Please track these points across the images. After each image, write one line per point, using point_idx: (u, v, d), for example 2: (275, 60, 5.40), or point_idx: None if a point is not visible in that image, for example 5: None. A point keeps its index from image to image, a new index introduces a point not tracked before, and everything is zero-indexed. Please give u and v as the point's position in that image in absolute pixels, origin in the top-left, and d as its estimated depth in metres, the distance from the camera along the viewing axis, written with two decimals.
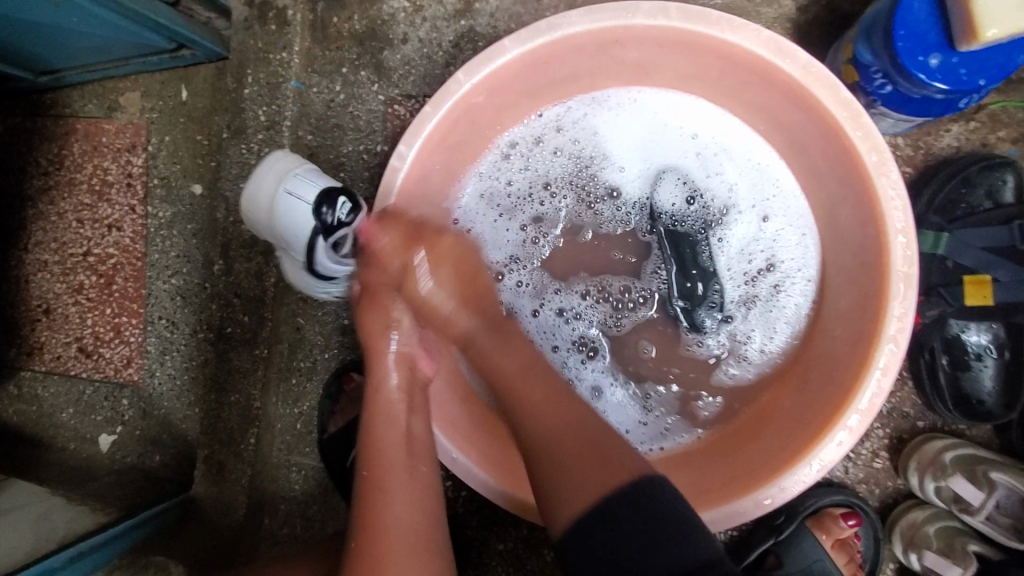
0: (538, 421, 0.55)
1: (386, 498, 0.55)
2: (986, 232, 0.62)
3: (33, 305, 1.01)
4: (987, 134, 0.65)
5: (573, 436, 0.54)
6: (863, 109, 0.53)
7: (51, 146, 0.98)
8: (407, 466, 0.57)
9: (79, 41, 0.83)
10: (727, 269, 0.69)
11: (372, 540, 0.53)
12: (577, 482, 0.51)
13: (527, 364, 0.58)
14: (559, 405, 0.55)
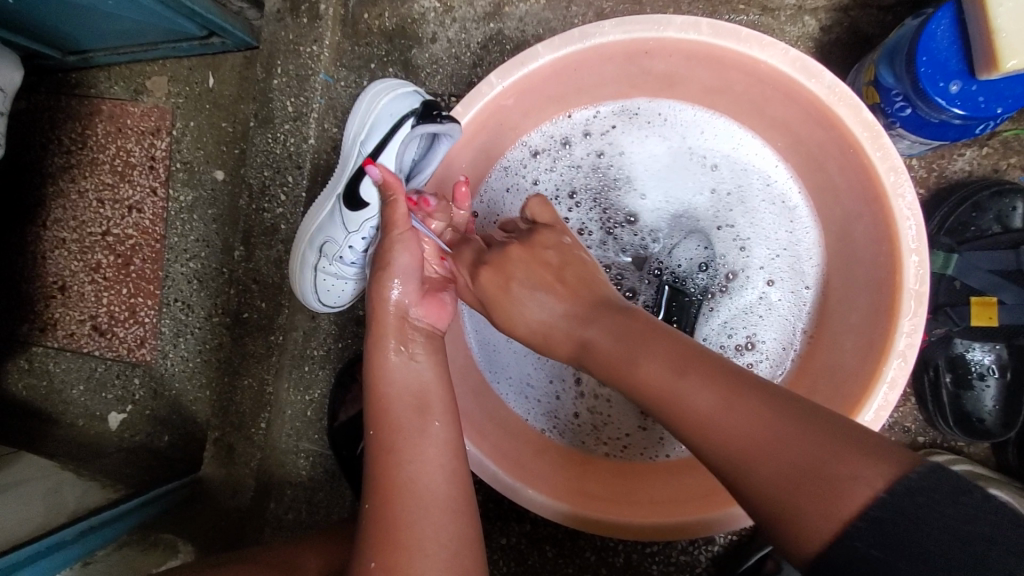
0: (732, 435, 0.43)
1: (402, 454, 0.53)
2: (992, 256, 0.64)
3: (48, 282, 1.02)
4: (999, 160, 0.67)
5: (773, 436, 0.41)
6: (884, 130, 0.55)
7: (75, 125, 1.00)
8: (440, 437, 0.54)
9: (113, 24, 0.84)
10: (705, 338, 0.71)
11: (388, 501, 0.50)
12: (798, 503, 0.39)
13: (687, 370, 0.47)
14: (756, 407, 0.43)
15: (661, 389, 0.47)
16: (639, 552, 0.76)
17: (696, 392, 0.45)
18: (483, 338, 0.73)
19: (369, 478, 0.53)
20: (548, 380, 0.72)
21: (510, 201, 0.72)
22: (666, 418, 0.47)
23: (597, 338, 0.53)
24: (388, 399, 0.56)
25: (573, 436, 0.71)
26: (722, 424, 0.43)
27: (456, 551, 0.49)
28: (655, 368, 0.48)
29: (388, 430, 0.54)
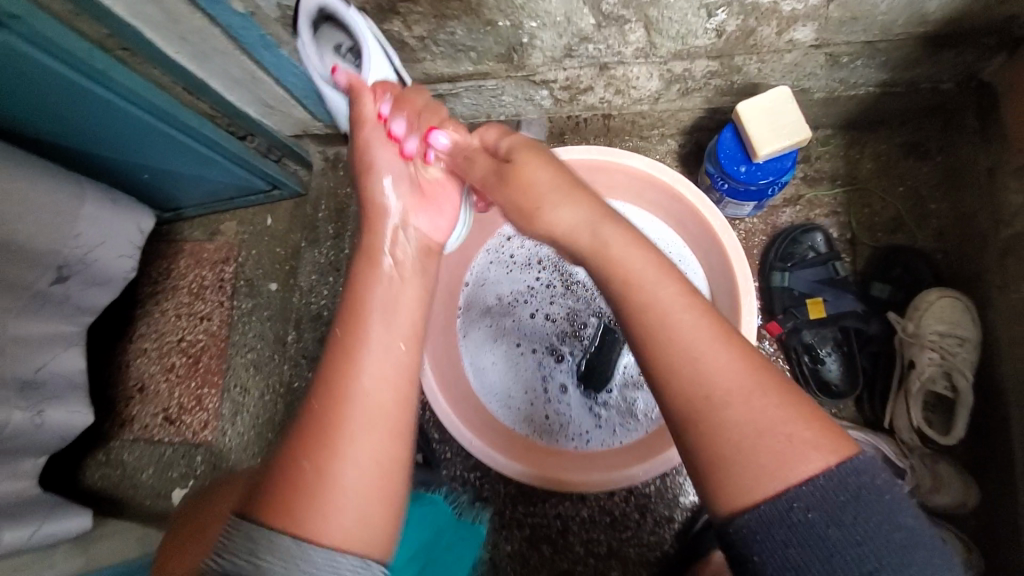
0: (722, 381, 0.53)
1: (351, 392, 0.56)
2: (814, 272, 0.92)
3: (130, 385, 1.27)
4: (810, 212, 0.98)
5: (750, 397, 0.52)
6: (704, 195, 0.88)
7: (164, 263, 1.33)
8: (364, 441, 0.55)
9: (203, 187, 1.17)
10: (625, 369, 0.99)
11: (274, 497, 0.52)
12: (765, 468, 0.50)
13: (705, 315, 0.56)
14: (741, 364, 0.54)
15: (682, 329, 0.55)
16: (618, 539, 0.94)
17: (722, 352, 0.54)
18: (478, 365, 0.99)
19: (277, 476, 0.54)
20: (526, 392, 0.99)
21: (493, 270, 1.03)
22: (660, 338, 0.56)
23: (645, 288, 0.58)
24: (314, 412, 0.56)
25: (548, 435, 0.96)
26: (721, 375, 0.53)
27: (363, 528, 0.53)
28: (687, 317, 0.56)
29: (306, 445, 0.54)
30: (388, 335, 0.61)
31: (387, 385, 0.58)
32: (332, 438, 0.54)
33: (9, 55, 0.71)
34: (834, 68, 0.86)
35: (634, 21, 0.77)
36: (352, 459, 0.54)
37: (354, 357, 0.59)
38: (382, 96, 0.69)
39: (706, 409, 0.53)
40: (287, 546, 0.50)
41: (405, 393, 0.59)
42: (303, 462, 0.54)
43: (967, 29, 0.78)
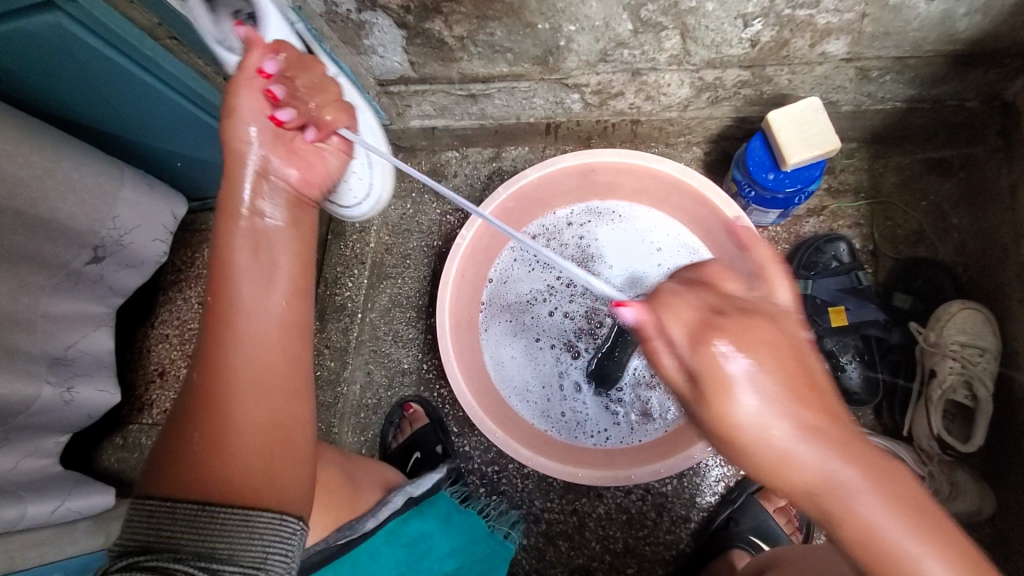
0: (869, 516, 0.47)
1: (226, 359, 0.54)
2: (839, 280, 0.93)
3: (150, 369, 1.26)
4: (833, 222, 0.99)
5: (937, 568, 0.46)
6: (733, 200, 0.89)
7: (186, 251, 1.30)
8: (250, 359, 0.55)
9: (231, 177, 1.16)
10: (639, 370, 1.00)
11: (196, 439, 0.52)
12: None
13: (840, 451, 0.47)
14: (886, 492, 0.47)
15: (828, 478, 0.47)
16: (635, 537, 0.96)
17: (838, 463, 0.47)
18: (498, 361, 1.01)
19: (181, 415, 0.54)
20: (544, 389, 1.00)
21: (516, 265, 1.04)
22: (789, 472, 0.48)
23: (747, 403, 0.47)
24: (219, 317, 0.56)
25: (567, 433, 0.98)
26: (868, 510, 0.47)
27: (267, 477, 0.53)
28: (835, 463, 0.47)
29: (208, 357, 0.55)
30: (260, 289, 0.57)
31: (259, 348, 0.56)
32: (211, 404, 0.53)
33: (66, 40, 0.73)
34: (863, 82, 0.88)
35: (671, 28, 0.79)
36: (236, 426, 0.53)
37: (244, 317, 0.56)
38: (269, 56, 0.64)
39: (894, 566, 0.46)
40: (195, 513, 0.48)
41: (288, 349, 0.57)
42: (195, 436, 0.52)
43: (993, 48, 0.80)
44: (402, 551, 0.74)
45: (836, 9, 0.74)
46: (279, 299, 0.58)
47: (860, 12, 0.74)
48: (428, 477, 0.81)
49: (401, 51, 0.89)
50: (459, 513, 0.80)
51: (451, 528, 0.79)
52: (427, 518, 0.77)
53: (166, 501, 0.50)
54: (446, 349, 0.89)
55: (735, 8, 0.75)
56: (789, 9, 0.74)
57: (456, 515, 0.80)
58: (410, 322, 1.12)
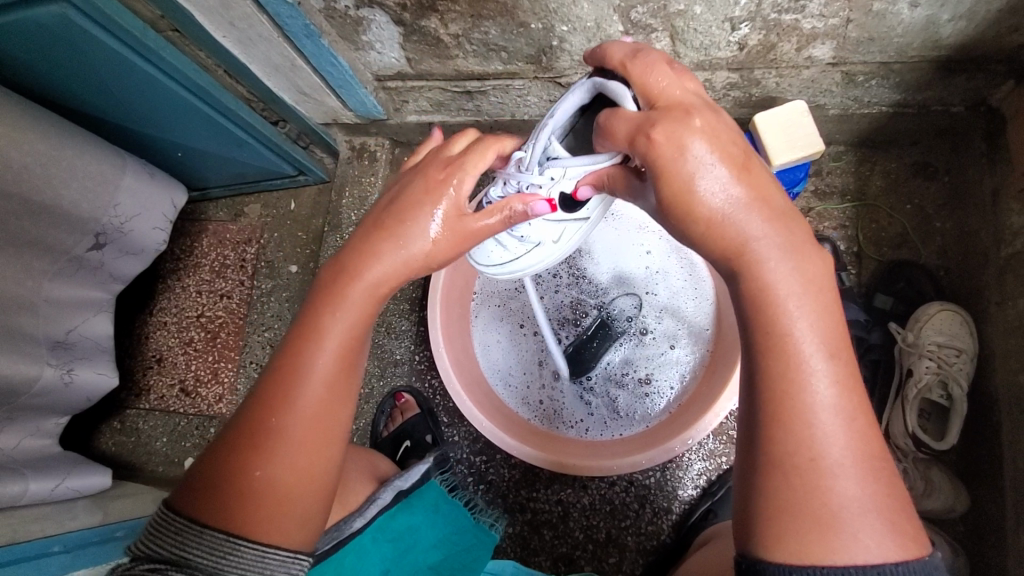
0: (835, 452, 0.47)
1: (278, 407, 0.54)
2: None
3: (148, 356, 1.28)
4: (818, 224, 1.01)
5: (852, 513, 0.46)
6: None
7: (184, 240, 1.32)
8: (325, 403, 0.55)
9: (231, 169, 1.19)
10: (612, 365, 1.02)
11: (242, 481, 0.52)
12: (859, 543, 0.45)
13: (830, 368, 0.49)
14: (863, 436, 0.48)
15: (817, 397, 0.48)
16: (617, 527, 0.99)
17: (829, 386, 0.48)
18: (484, 350, 1.04)
19: (238, 438, 0.54)
20: (524, 378, 1.03)
21: None
22: (783, 381, 0.49)
23: (767, 267, 0.51)
24: (302, 355, 0.55)
25: (548, 422, 1.01)
26: (831, 444, 0.47)
27: (301, 522, 0.54)
28: (821, 381, 0.48)
29: (281, 393, 0.54)
30: (338, 359, 0.56)
31: (328, 390, 0.56)
32: (267, 446, 0.53)
33: (72, 31, 0.76)
34: (850, 86, 0.90)
35: (661, 30, 0.81)
36: (284, 465, 0.53)
37: (291, 367, 0.55)
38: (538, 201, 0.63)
39: (809, 475, 0.47)
40: (219, 542, 0.50)
41: (340, 406, 0.56)
42: (252, 472, 0.52)
43: (978, 55, 0.82)
44: (388, 547, 0.76)
45: (821, 14, 0.75)
46: (342, 356, 0.57)
47: (845, 17, 0.76)
48: (416, 469, 0.82)
49: (398, 48, 0.91)
50: (447, 504, 0.83)
51: (437, 520, 0.81)
52: (414, 512, 0.80)
53: (197, 521, 0.51)
54: (435, 340, 0.92)
55: (723, 12, 0.76)
56: (775, 13, 0.76)
57: (444, 506, 0.83)
58: (403, 314, 1.14)
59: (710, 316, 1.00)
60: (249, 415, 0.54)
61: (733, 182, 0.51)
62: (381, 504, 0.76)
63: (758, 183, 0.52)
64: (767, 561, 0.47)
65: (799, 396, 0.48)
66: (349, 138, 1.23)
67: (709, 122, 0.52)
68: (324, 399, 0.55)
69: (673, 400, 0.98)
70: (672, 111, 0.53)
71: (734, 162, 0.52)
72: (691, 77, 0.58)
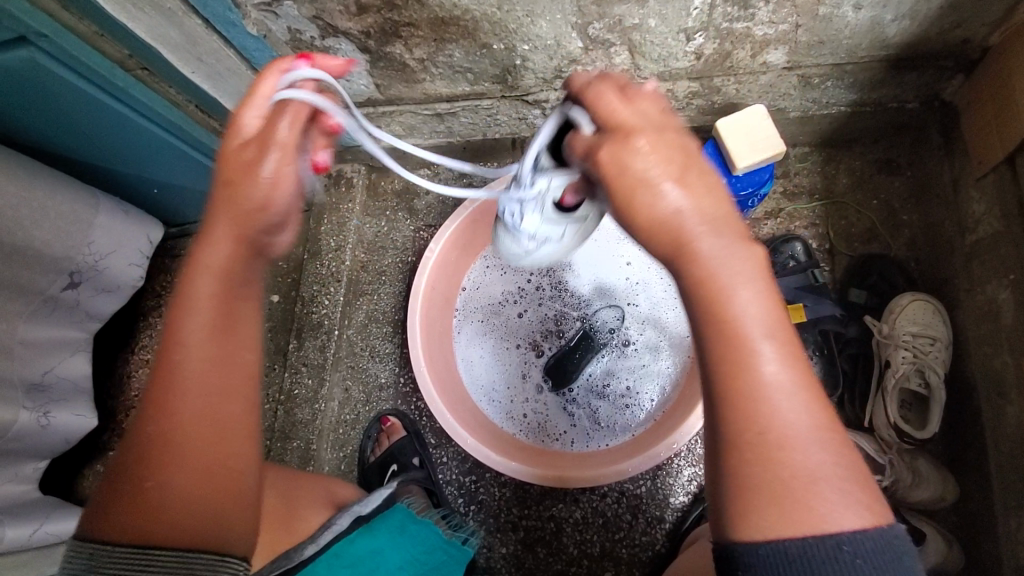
0: (788, 426, 0.45)
1: (154, 414, 0.50)
2: (796, 278, 0.97)
3: (130, 395, 1.26)
4: (790, 224, 1.04)
5: (813, 485, 0.44)
6: None
7: (165, 276, 1.32)
8: (212, 399, 0.51)
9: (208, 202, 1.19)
10: (592, 375, 1.02)
11: (142, 498, 0.49)
12: (819, 514, 0.43)
13: (771, 341, 0.46)
14: (813, 405, 0.46)
15: (765, 374, 0.45)
16: (611, 540, 0.98)
17: (779, 364, 0.45)
18: (468, 368, 1.03)
19: (132, 452, 0.50)
20: (507, 393, 1.02)
21: (487, 274, 1.07)
22: (730, 360, 0.46)
23: (711, 265, 0.46)
24: (174, 358, 0.51)
25: (534, 437, 1.00)
26: (778, 419, 0.45)
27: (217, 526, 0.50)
28: (770, 359, 0.45)
29: (167, 397, 0.50)
30: (211, 354, 0.51)
31: (215, 390, 0.51)
32: (161, 456, 0.49)
33: (38, 74, 0.76)
34: (807, 89, 0.93)
35: (619, 44, 0.84)
36: (179, 471, 0.49)
37: (162, 368, 0.51)
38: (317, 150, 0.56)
39: (763, 451, 0.45)
40: (130, 556, 0.47)
41: (217, 403, 0.51)
42: (144, 486, 0.49)
43: (925, 52, 0.85)
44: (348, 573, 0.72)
45: (771, 20, 0.78)
46: (211, 345, 0.51)
47: (794, 22, 0.79)
48: (376, 493, 0.83)
49: (366, 75, 0.93)
50: (414, 525, 0.82)
51: (404, 541, 0.79)
52: (378, 535, 0.77)
53: (105, 541, 0.48)
54: (416, 357, 0.91)
55: (677, 24, 0.79)
56: (727, 22, 0.78)
57: (411, 527, 0.82)
58: (386, 337, 1.14)
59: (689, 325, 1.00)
60: (141, 422, 0.51)
61: (683, 196, 0.47)
62: (338, 529, 0.76)
63: (703, 189, 0.47)
64: (738, 544, 0.45)
65: (731, 374, 0.46)
66: None
67: (653, 137, 0.48)
68: (202, 396, 0.51)
69: (658, 408, 0.98)
70: (613, 129, 0.49)
71: (677, 174, 0.47)
72: (648, 93, 0.51)
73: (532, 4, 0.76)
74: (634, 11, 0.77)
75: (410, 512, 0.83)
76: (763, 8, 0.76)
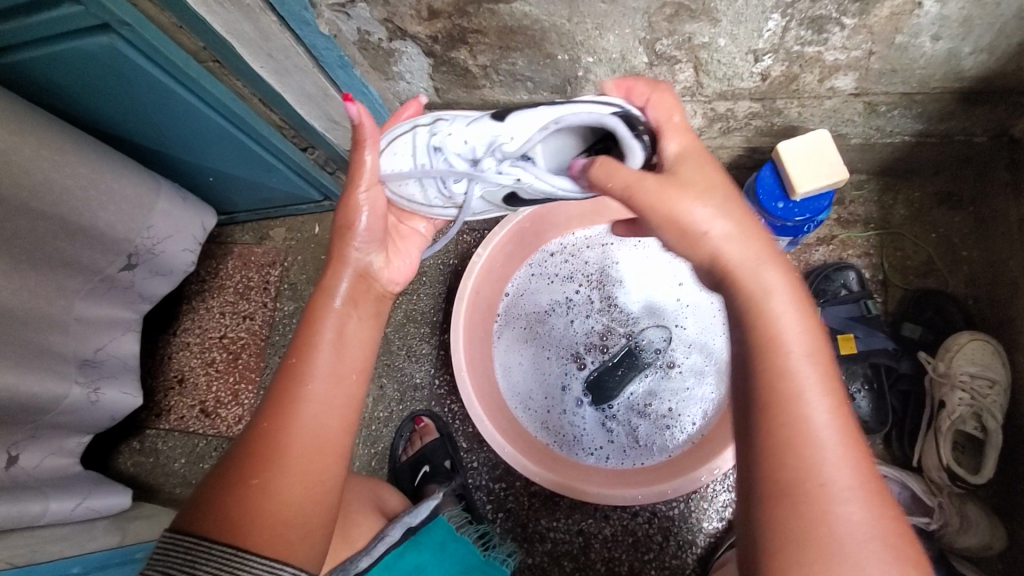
0: (841, 478, 0.46)
1: (274, 418, 0.59)
2: (846, 308, 0.96)
3: (169, 376, 1.29)
4: (842, 252, 1.02)
5: (866, 548, 0.44)
6: None
7: (210, 262, 1.34)
8: (319, 412, 0.60)
9: (259, 194, 1.21)
10: (633, 393, 1.01)
11: (245, 496, 0.55)
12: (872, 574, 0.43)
13: (827, 391, 0.49)
14: (858, 459, 0.47)
15: (816, 421, 0.48)
16: (640, 560, 0.97)
17: (827, 412, 0.48)
18: (507, 375, 1.03)
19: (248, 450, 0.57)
20: (545, 403, 1.02)
21: (532, 281, 1.06)
22: (787, 403, 0.49)
23: (776, 307, 0.53)
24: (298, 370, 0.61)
25: (569, 450, 0.99)
26: (836, 469, 0.46)
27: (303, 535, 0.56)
28: (819, 406, 0.48)
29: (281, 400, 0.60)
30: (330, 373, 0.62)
31: (323, 408, 0.60)
32: (265, 456, 0.56)
33: (118, 61, 0.79)
34: (872, 116, 0.91)
35: (685, 61, 0.83)
36: (280, 467, 0.56)
37: (288, 379, 0.61)
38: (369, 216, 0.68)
39: (819, 502, 0.46)
40: (229, 556, 0.52)
41: (336, 408, 0.61)
42: (252, 480, 0.55)
43: (1000, 87, 0.83)
44: None
45: (844, 46, 0.77)
46: (334, 367, 0.62)
47: (868, 49, 0.77)
48: (425, 505, 0.82)
49: (427, 78, 0.94)
50: (453, 542, 0.82)
51: (442, 558, 0.79)
52: (422, 550, 0.78)
53: (203, 538, 0.53)
54: (458, 364, 0.91)
55: (746, 44, 0.78)
56: (798, 45, 0.77)
57: (450, 544, 0.81)
58: (423, 337, 1.15)
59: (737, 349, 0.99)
60: (259, 424, 0.59)
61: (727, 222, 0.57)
62: (389, 541, 0.77)
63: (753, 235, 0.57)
64: None
65: (783, 411, 0.49)
66: None
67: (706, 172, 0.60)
68: (323, 407, 0.60)
69: (697, 432, 0.97)
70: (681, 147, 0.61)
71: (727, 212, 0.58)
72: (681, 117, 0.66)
73: (603, 17, 0.76)
74: (706, 30, 0.76)
75: (450, 529, 0.83)
76: (837, 33, 0.74)
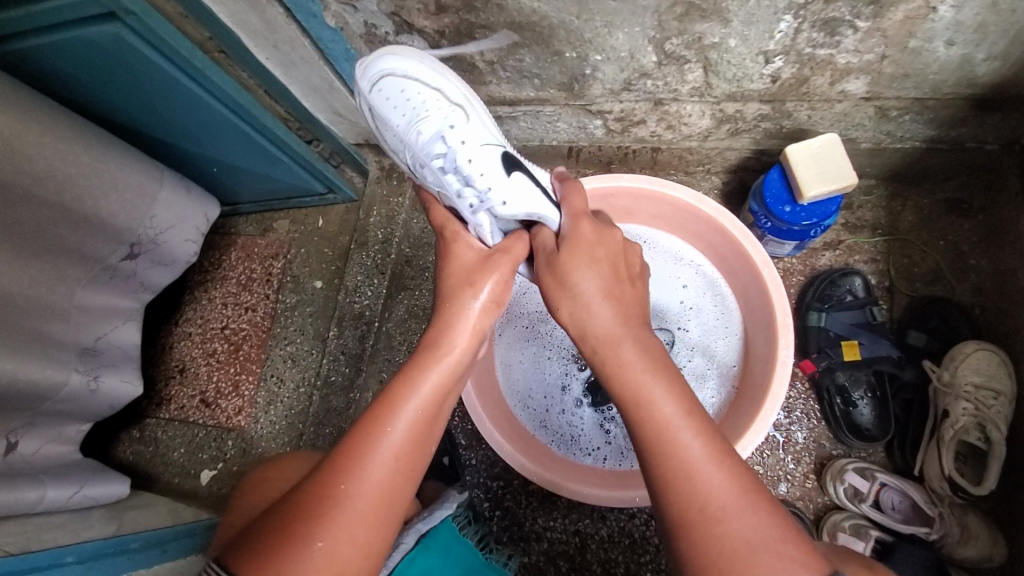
0: (715, 495, 0.53)
1: (345, 477, 0.57)
2: (851, 314, 0.95)
3: (171, 365, 1.29)
4: (849, 257, 1.01)
5: (759, 549, 0.51)
6: (744, 226, 0.89)
7: (213, 253, 1.34)
8: (390, 477, 0.59)
9: (263, 185, 1.21)
10: None
11: (307, 555, 0.55)
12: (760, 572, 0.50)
13: (691, 415, 0.57)
14: (731, 471, 0.55)
15: (690, 452, 0.55)
16: (636, 562, 0.97)
17: (697, 440, 0.56)
18: (507, 373, 1.03)
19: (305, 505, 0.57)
20: (545, 403, 1.02)
21: None
22: (656, 444, 0.56)
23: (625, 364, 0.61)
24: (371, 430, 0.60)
25: (567, 449, 0.99)
26: (713, 488, 0.53)
27: None
28: (685, 435, 0.56)
29: (352, 461, 0.58)
30: (411, 441, 0.60)
31: (393, 474, 0.59)
32: (331, 518, 0.56)
33: (121, 49, 0.79)
34: (882, 121, 0.90)
35: (695, 61, 0.82)
36: (343, 525, 0.56)
37: (361, 437, 0.59)
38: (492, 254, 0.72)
39: (702, 522, 0.53)
40: None
41: (404, 486, 0.60)
42: (317, 542, 0.55)
43: (1013, 95, 0.81)
44: None
45: (856, 49, 0.76)
46: (414, 431, 0.60)
47: (880, 53, 0.76)
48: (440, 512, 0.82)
49: None
50: (456, 543, 0.83)
51: (449, 559, 0.80)
52: (433, 556, 0.79)
53: None
54: None
55: (757, 45, 0.77)
56: (810, 47, 0.76)
57: (454, 545, 0.82)
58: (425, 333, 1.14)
59: (739, 352, 0.98)
60: (325, 476, 0.58)
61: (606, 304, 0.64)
62: (404, 549, 0.77)
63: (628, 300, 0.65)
64: None
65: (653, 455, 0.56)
66: (380, 158, 1.23)
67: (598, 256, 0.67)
68: (394, 473, 0.59)
69: None
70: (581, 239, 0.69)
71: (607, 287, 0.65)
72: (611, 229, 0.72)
73: (613, 16, 0.75)
74: (716, 30, 0.75)
75: (454, 530, 0.84)
76: (850, 35, 0.73)
